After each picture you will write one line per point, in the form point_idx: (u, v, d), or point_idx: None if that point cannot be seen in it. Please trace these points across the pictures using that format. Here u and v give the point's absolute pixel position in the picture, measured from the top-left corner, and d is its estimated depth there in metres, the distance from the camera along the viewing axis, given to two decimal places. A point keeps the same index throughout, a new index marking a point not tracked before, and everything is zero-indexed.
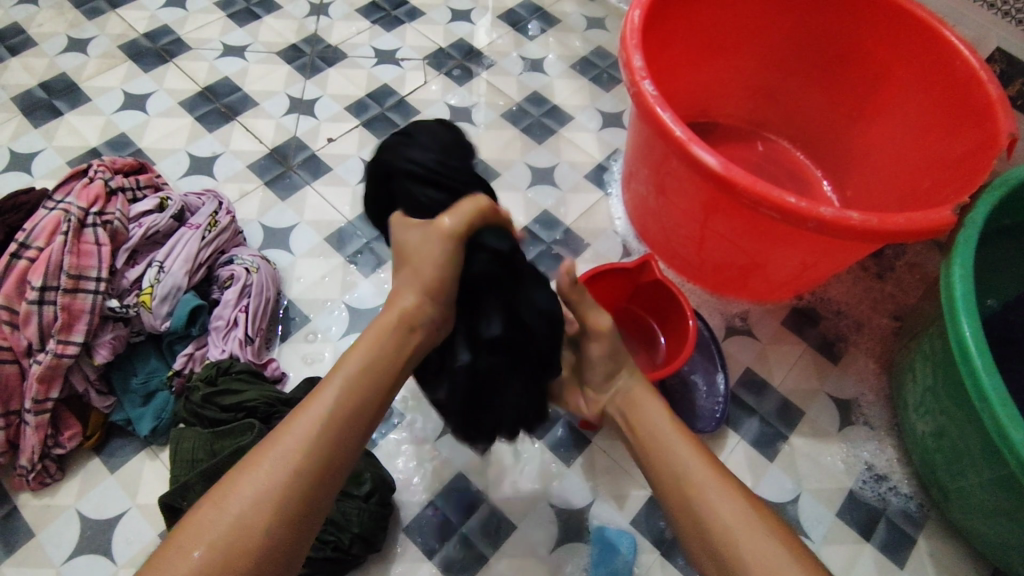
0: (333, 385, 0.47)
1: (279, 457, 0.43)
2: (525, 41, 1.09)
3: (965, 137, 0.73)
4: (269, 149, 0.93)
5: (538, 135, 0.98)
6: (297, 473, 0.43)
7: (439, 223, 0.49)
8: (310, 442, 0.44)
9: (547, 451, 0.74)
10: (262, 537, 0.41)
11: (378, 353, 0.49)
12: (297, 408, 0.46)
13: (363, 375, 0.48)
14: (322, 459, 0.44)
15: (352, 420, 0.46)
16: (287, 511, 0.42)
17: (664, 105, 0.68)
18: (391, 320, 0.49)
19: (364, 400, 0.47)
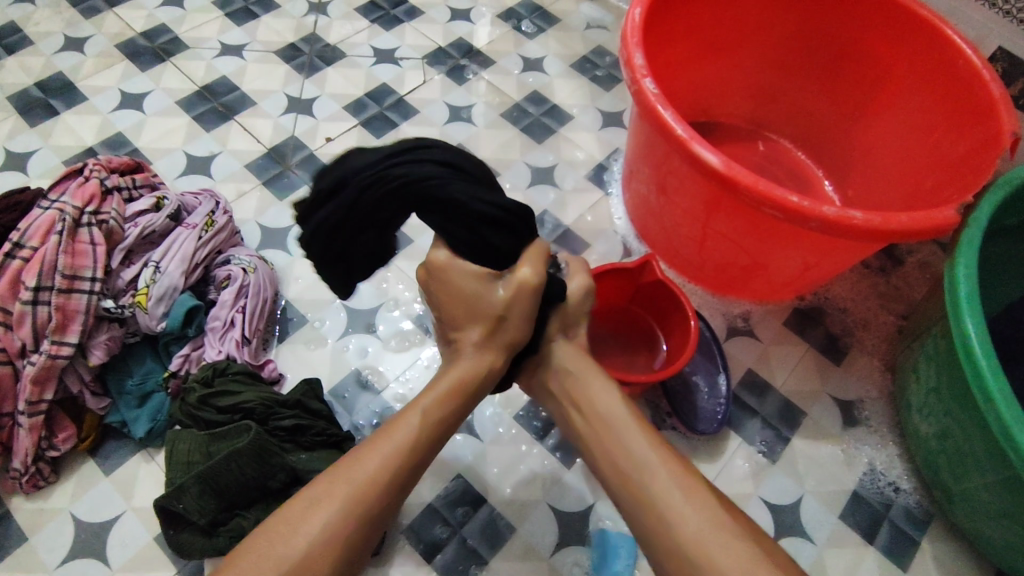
0: (418, 413, 0.51)
1: (360, 484, 0.46)
2: (524, 41, 1.08)
3: (968, 136, 0.72)
4: (266, 149, 0.92)
5: (538, 135, 0.98)
6: (375, 500, 0.47)
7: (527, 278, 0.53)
8: (393, 471, 0.48)
9: (546, 453, 0.74)
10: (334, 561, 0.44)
11: (462, 392, 0.54)
12: (379, 432, 0.50)
13: (443, 407, 0.52)
14: (398, 487, 0.48)
15: (429, 450, 0.51)
16: (359, 536, 0.46)
17: (665, 104, 0.67)
18: (467, 372, 0.54)
19: (436, 435, 0.52)
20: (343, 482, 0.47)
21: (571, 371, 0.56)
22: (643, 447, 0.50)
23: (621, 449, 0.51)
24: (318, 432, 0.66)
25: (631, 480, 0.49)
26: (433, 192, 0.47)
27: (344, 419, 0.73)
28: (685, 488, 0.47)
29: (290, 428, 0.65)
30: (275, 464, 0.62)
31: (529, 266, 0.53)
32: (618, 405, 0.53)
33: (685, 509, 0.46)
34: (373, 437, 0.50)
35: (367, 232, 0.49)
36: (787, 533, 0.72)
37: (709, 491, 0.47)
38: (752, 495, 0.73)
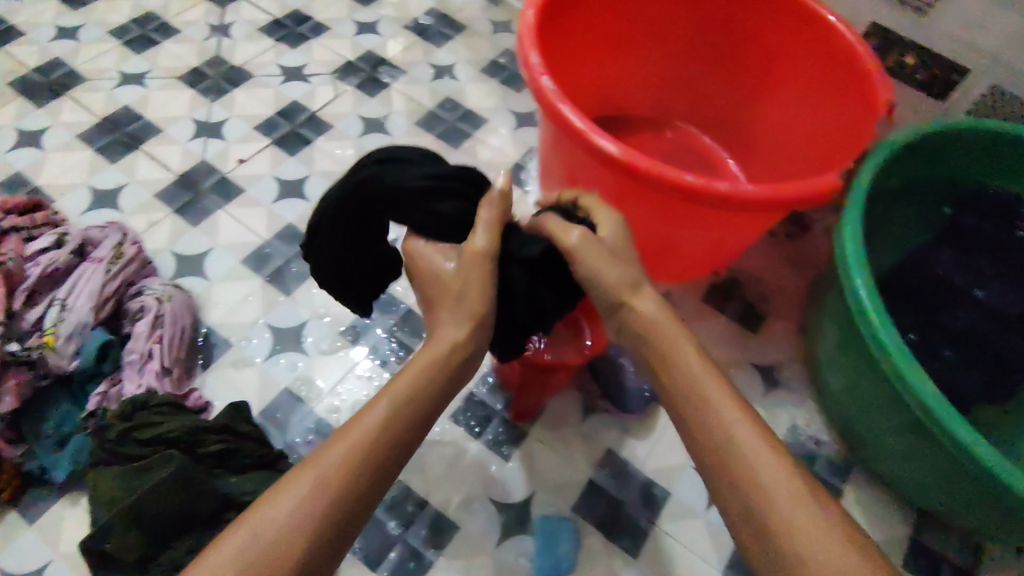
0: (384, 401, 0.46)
1: (320, 482, 0.42)
2: (433, 49, 1.09)
3: (849, 108, 0.77)
4: (176, 176, 0.91)
5: (454, 140, 0.99)
6: (341, 498, 0.42)
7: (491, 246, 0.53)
8: (354, 465, 0.43)
9: (484, 448, 0.75)
10: (299, 568, 0.39)
11: (434, 373, 0.49)
12: (343, 429, 0.45)
13: (413, 389, 0.47)
14: (362, 488, 0.43)
15: (403, 438, 0.46)
16: (327, 539, 0.41)
17: (563, 99, 0.70)
18: (439, 352, 0.50)
19: (406, 421, 0.46)
20: (305, 483, 0.42)
21: (646, 327, 0.50)
22: (730, 412, 0.45)
23: (700, 407, 0.46)
24: (248, 455, 0.66)
25: (732, 467, 0.43)
26: (375, 186, 0.55)
27: (278, 438, 0.72)
28: (793, 491, 0.42)
29: (218, 453, 0.64)
30: (205, 491, 0.61)
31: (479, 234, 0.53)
32: (703, 370, 0.47)
33: (761, 471, 0.42)
34: (338, 433, 0.45)
35: (354, 244, 0.59)
36: None
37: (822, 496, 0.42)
38: (685, 465, 0.76)
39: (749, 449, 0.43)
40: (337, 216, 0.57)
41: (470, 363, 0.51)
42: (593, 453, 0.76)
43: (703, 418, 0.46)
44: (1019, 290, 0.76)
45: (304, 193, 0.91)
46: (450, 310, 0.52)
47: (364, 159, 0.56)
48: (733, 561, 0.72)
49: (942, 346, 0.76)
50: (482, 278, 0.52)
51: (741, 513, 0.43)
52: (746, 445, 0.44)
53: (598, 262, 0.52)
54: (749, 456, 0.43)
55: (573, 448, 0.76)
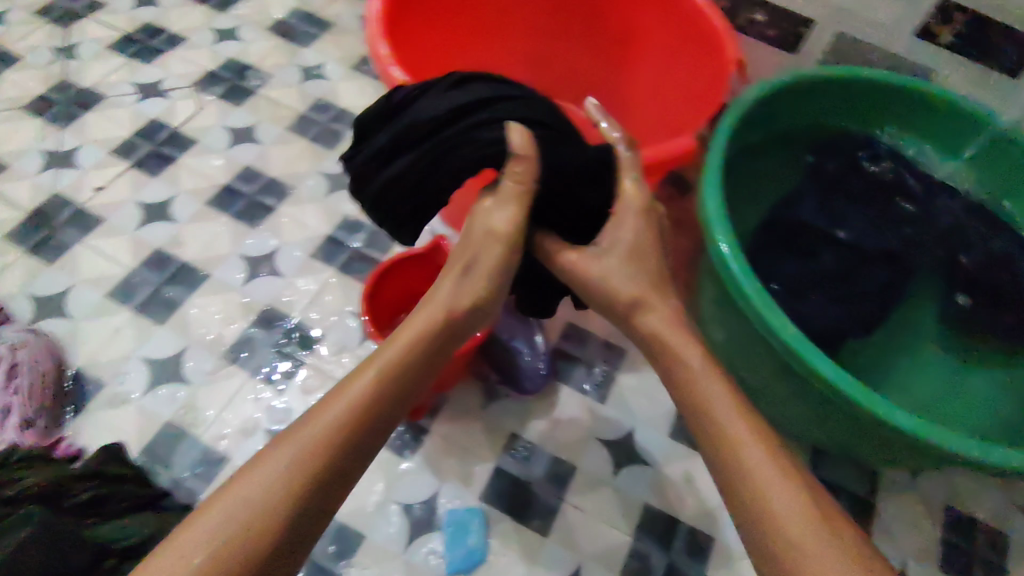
0: (376, 368, 0.52)
1: (312, 442, 0.48)
2: (299, 49, 1.05)
3: (703, 69, 0.79)
4: (27, 213, 0.85)
5: (328, 141, 0.95)
6: (328, 452, 0.48)
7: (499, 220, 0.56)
8: (342, 429, 0.49)
9: (384, 451, 0.74)
10: (290, 516, 0.45)
11: (423, 342, 0.54)
12: (335, 392, 0.51)
13: (402, 354, 0.53)
14: (346, 449, 0.49)
15: (385, 400, 0.51)
16: (320, 486, 0.47)
17: (413, 87, 0.68)
18: (435, 314, 0.55)
19: (394, 386, 0.52)
20: (294, 443, 0.48)
21: (657, 333, 0.56)
22: (733, 421, 0.51)
23: (705, 413, 0.52)
24: (124, 498, 0.64)
25: (716, 431, 0.51)
26: (477, 116, 0.57)
27: (163, 476, 0.70)
28: (767, 454, 0.49)
29: (89, 501, 0.62)
30: (78, 539, 0.57)
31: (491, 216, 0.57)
32: (716, 382, 0.53)
33: (768, 483, 0.47)
34: (336, 391, 0.51)
35: (456, 159, 0.56)
36: (624, 464, 0.76)
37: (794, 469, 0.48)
38: (588, 437, 0.77)
39: (732, 427, 0.51)
40: (436, 148, 0.56)
41: (471, 322, 0.57)
42: (496, 439, 0.76)
43: (715, 429, 0.51)
44: (871, 223, 0.81)
45: (171, 215, 0.86)
46: (453, 284, 0.56)
47: (473, 98, 0.57)
48: (641, 524, 0.73)
49: (817, 291, 0.76)
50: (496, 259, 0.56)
51: (746, 514, 0.48)
52: (723, 408, 0.51)
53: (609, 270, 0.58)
54: (756, 463, 0.48)
55: (477, 439, 0.76)
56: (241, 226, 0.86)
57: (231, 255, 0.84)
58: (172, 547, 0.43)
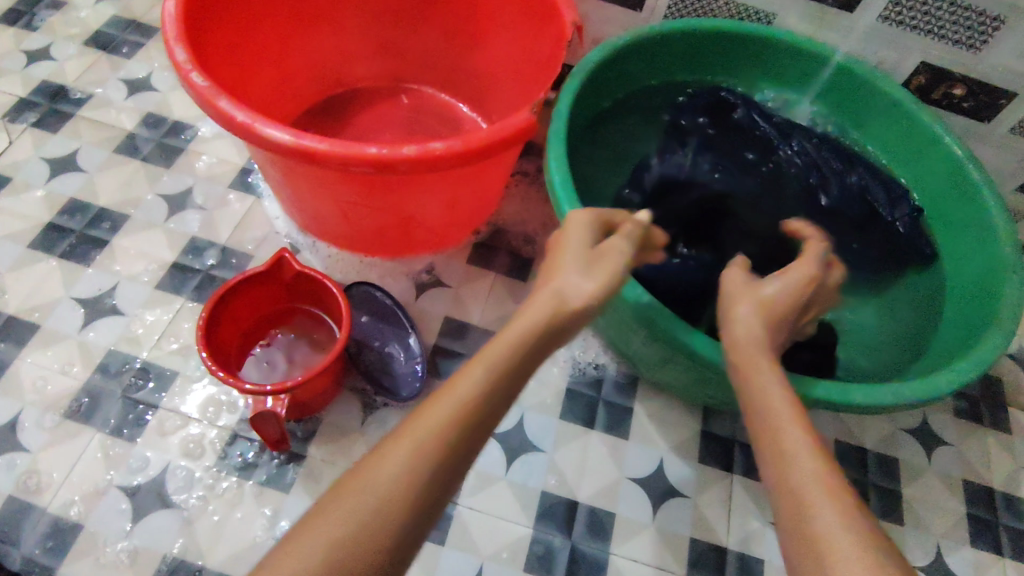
0: (492, 354, 0.45)
1: (432, 435, 0.41)
2: (122, 62, 0.96)
3: (543, 36, 0.76)
4: None
5: (165, 159, 0.88)
6: (449, 454, 0.41)
7: (613, 245, 0.52)
8: (434, 454, 0.40)
9: (257, 488, 0.68)
10: (397, 535, 0.38)
11: (536, 329, 0.47)
12: (435, 394, 0.44)
13: (501, 358, 0.45)
14: (430, 484, 0.40)
15: (504, 393, 0.44)
16: (425, 499, 0.39)
17: (220, 94, 0.62)
18: (546, 306, 0.48)
19: (498, 396, 0.44)
20: (419, 433, 0.41)
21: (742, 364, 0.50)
22: (798, 439, 0.44)
23: (770, 430, 0.45)
24: None
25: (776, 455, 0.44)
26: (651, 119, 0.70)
27: (8, 557, 0.63)
28: (834, 497, 0.40)
29: None
30: None
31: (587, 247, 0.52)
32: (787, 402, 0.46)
33: (826, 512, 0.39)
34: (428, 402, 0.43)
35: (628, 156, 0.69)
36: (518, 454, 0.74)
37: (856, 505, 0.40)
38: None
39: (796, 445, 0.43)
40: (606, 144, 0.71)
41: (574, 322, 0.49)
42: None
43: (776, 449, 0.44)
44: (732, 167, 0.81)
45: None
46: (571, 272, 0.50)
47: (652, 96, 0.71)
48: (540, 513, 0.71)
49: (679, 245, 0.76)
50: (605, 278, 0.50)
51: (799, 544, 0.39)
52: (795, 436, 0.44)
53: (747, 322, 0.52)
54: (819, 486, 0.41)
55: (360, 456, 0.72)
56: (71, 266, 0.78)
57: (63, 300, 0.76)
58: (266, 568, 0.36)
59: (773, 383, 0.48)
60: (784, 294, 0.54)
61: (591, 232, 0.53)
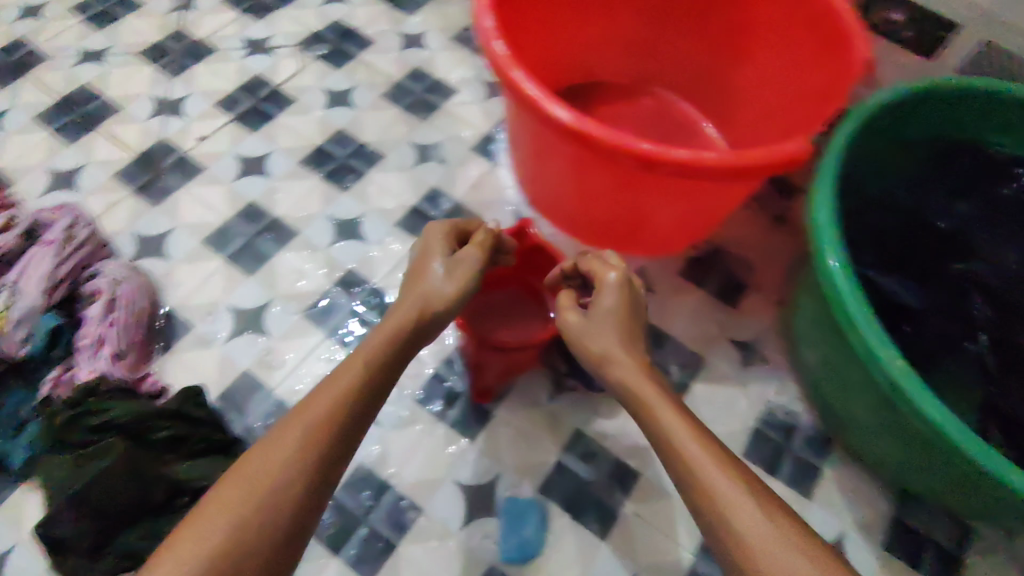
0: (362, 362, 0.55)
1: (302, 444, 0.48)
2: (402, 17, 1.05)
3: (825, 66, 0.73)
4: (135, 155, 0.88)
5: (423, 113, 0.96)
6: (323, 444, 0.49)
7: (468, 256, 0.62)
8: (321, 430, 0.49)
9: (446, 428, 0.73)
10: (288, 513, 0.46)
11: (396, 338, 0.57)
12: (315, 391, 0.53)
13: (375, 353, 0.56)
14: (320, 461, 0.48)
15: (376, 390, 0.54)
16: (309, 483, 0.47)
17: (516, 64, 0.66)
18: (410, 317, 0.59)
19: (375, 382, 0.54)
20: (297, 432, 0.49)
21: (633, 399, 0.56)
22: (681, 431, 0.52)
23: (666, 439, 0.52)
24: (200, 441, 0.65)
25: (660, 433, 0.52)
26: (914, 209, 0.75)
27: (235, 422, 0.71)
28: (710, 455, 0.50)
29: (167, 440, 0.64)
30: (153, 477, 0.61)
31: (440, 262, 0.62)
32: (662, 400, 0.54)
33: (733, 502, 0.47)
34: (314, 394, 0.52)
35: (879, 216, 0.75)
36: None
37: (730, 463, 0.50)
38: None
39: (678, 431, 0.52)
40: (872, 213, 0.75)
41: (434, 323, 0.60)
42: (560, 436, 0.74)
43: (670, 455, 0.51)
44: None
45: (266, 170, 0.88)
46: (428, 288, 0.60)
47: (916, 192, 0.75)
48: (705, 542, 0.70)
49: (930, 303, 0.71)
50: (462, 284, 0.61)
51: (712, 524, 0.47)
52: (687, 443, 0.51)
53: (590, 334, 0.60)
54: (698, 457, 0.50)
55: (540, 431, 0.74)
56: (331, 189, 0.88)
57: (319, 217, 0.85)
58: (184, 544, 0.43)
59: (650, 391, 0.55)
60: (612, 305, 0.61)
61: (445, 245, 0.64)
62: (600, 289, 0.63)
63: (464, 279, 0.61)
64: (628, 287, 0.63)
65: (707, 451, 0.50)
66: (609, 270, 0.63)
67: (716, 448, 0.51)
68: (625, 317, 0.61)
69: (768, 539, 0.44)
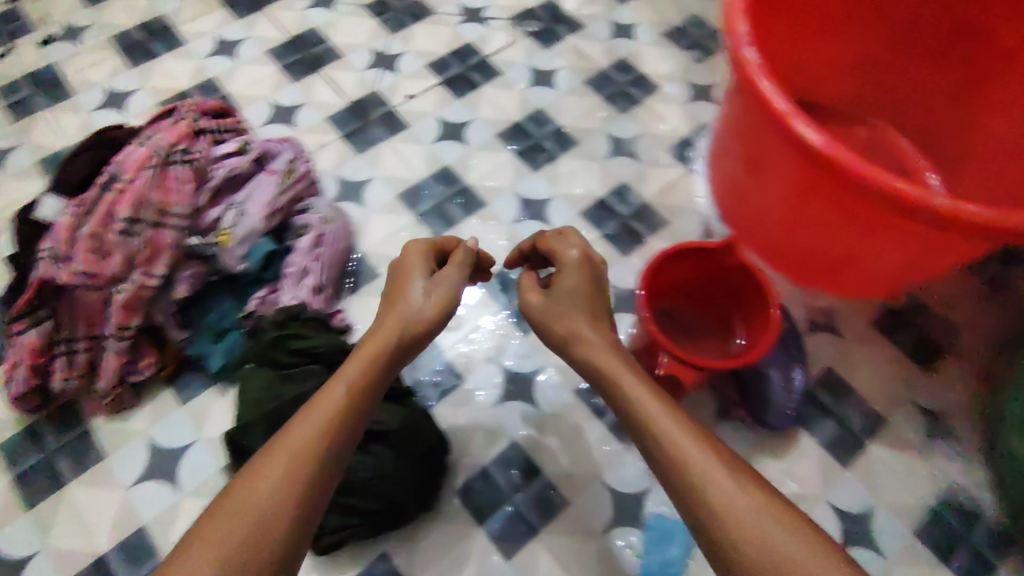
0: (347, 380, 0.50)
1: (291, 464, 0.44)
2: (615, 6, 1.04)
3: None
4: (348, 102, 0.92)
5: (624, 105, 0.94)
6: (315, 463, 0.45)
7: (410, 261, 0.59)
8: (306, 451, 0.45)
9: (604, 429, 0.72)
10: (277, 541, 0.42)
11: (386, 355, 0.52)
12: (303, 411, 0.48)
13: (360, 374, 0.51)
14: (306, 483, 0.44)
15: (366, 407, 0.50)
16: (293, 504, 0.43)
17: (766, 74, 0.62)
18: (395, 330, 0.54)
19: (360, 401, 0.50)
20: (285, 458, 0.45)
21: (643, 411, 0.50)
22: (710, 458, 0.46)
23: (683, 466, 0.46)
24: None
25: (632, 411, 0.50)
26: None
27: (406, 374, 0.74)
28: (701, 449, 0.46)
29: None
30: None
31: (420, 274, 0.58)
32: (680, 428, 0.48)
33: (748, 517, 0.43)
34: (299, 416, 0.48)
35: None
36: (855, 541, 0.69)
37: (753, 481, 0.45)
38: (820, 498, 0.70)
39: (661, 417, 0.49)
40: None
41: (421, 341, 0.55)
42: None
43: (684, 481, 0.45)
44: None
45: (464, 137, 0.90)
46: (409, 308, 0.55)
47: None
48: None
49: None
50: (446, 293, 0.57)
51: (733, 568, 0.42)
52: (706, 468, 0.45)
53: (570, 318, 0.56)
54: (727, 489, 0.44)
55: None
56: (523, 166, 0.88)
57: (508, 192, 0.86)
58: None
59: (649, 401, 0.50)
60: (579, 283, 0.57)
61: (426, 263, 0.59)
62: (563, 270, 0.59)
63: (446, 292, 0.57)
64: (590, 264, 0.59)
65: (734, 478, 0.45)
66: (569, 251, 0.60)
67: (741, 472, 0.45)
68: (588, 296, 0.57)
69: (749, 521, 0.42)
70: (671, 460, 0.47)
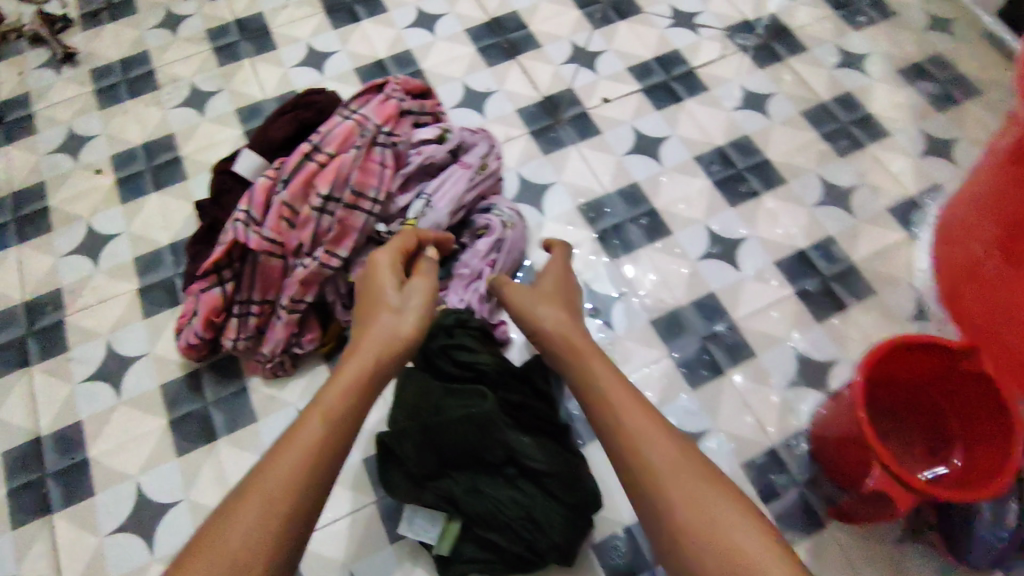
0: (322, 413, 0.44)
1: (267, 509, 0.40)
2: (848, 30, 0.92)
3: None
4: (541, 97, 0.87)
5: (842, 147, 0.84)
6: (299, 495, 0.41)
7: (384, 265, 0.54)
8: (282, 491, 0.40)
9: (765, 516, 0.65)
10: None
11: (368, 373, 0.47)
12: (276, 446, 0.43)
13: (339, 397, 0.45)
14: (281, 528, 0.40)
15: (347, 436, 0.44)
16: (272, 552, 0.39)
17: None
18: (380, 346, 0.48)
19: (337, 428, 0.44)
20: (265, 493, 0.40)
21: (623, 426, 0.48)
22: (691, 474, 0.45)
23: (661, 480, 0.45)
24: (539, 416, 0.61)
25: (615, 422, 0.49)
26: None
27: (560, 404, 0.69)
28: (669, 447, 0.47)
29: (514, 404, 0.60)
30: (496, 440, 0.57)
31: (394, 278, 0.53)
32: (664, 444, 0.47)
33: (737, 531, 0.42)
34: (272, 452, 0.43)
35: None
36: None
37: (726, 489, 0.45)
38: None
39: (635, 424, 0.48)
40: None
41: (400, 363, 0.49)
42: None
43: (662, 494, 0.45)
44: None
45: (657, 155, 0.83)
46: (389, 321, 0.50)
47: None
48: None
49: None
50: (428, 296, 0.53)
51: None
52: (684, 476, 0.45)
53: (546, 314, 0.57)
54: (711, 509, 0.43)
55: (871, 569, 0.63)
56: (718, 199, 0.80)
57: (698, 224, 0.79)
58: None
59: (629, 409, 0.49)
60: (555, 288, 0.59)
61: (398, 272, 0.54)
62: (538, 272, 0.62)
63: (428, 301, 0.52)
64: (565, 273, 0.62)
65: (718, 491, 0.44)
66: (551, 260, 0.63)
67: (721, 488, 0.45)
68: (560, 296, 0.59)
69: (709, 509, 0.43)
70: (631, 455, 0.47)
